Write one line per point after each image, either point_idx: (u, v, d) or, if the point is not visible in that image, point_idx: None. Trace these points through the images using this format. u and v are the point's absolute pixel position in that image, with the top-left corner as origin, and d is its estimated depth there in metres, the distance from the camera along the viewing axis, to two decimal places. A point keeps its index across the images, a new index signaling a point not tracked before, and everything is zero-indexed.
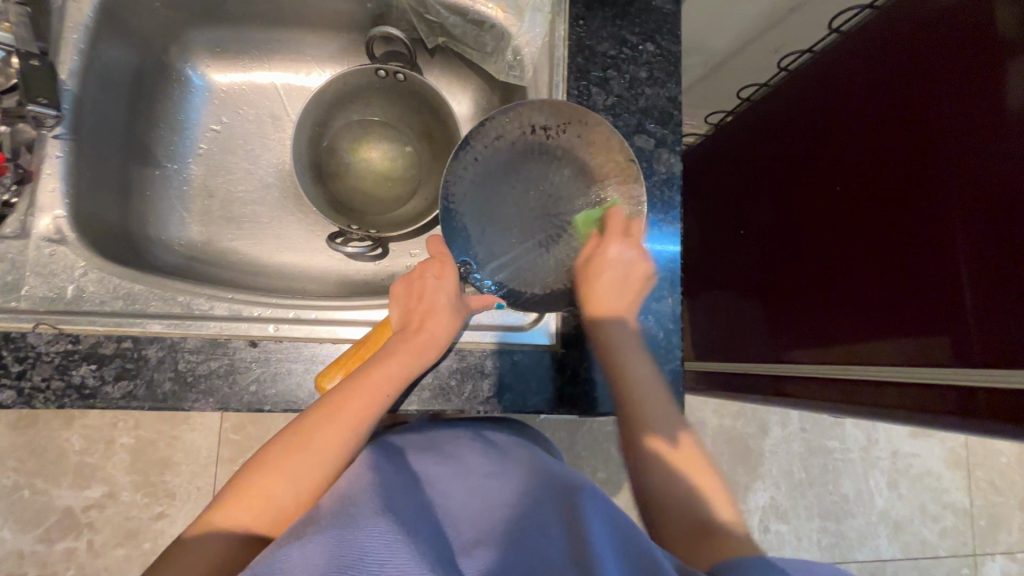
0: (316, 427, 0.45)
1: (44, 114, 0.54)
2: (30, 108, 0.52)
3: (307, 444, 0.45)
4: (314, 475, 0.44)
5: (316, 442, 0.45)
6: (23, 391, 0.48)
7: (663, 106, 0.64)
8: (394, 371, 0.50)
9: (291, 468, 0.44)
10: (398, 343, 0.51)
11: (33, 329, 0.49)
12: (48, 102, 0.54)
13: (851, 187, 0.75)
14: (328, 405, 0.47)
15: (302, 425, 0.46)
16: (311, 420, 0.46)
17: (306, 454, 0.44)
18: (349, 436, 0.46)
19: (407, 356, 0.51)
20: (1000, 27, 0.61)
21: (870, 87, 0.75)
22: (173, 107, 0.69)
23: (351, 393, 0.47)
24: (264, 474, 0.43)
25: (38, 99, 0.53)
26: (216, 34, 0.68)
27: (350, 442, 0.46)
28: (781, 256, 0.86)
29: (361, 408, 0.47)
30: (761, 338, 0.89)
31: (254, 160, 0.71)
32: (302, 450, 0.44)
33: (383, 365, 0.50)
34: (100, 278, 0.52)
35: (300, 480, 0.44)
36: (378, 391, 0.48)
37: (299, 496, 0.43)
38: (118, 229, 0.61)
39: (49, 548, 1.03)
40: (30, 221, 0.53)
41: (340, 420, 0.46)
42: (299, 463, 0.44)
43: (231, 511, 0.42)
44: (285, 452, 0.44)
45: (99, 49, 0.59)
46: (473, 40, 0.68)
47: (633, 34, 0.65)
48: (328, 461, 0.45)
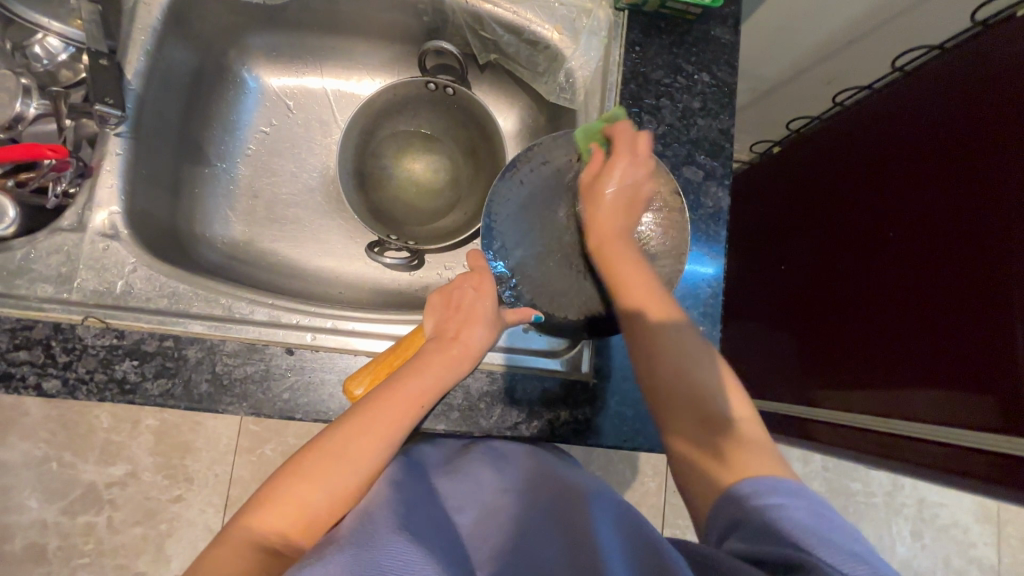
0: (349, 435, 0.44)
1: (109, 113, 0.55)
2: (98, 107, 0.54)
3: (341, 453, 0.43)
4: (348, 485, 0.43)
5: (350, 452, 0.44)
6: (68, 381, 0.49)
7: (714, 138, 0.63)
8: (430, 381, 0.48)
9: (324, 476, 0.43)
10: (433, 352, 0.49)
11: (81, 322, 0.50)
12: (114, 103, 0.55)
13: (904, 232, 0.73)
14: (361, 413, 0.45)
15: (336, 433, 0.44)
16: (344, 429, 0.44)
17: (340, 463, 0.43)
18: (382, 447, 0.45)
19: (442, 365, 0.48)
20: None
21: (930, 130, 0.72)
22: (227, 107, 0.70)
23: (384, 401, 0.46)
24: (299, 479, 0.42)
25: (105, 99, 0.54)
26: (273, 39, 0.69)
27: (382, 454, 0.45)
28: (823, 294, 0.83)
29: (395, 419, 0.45)
30: (793, 377, 0.86)
31: (300, 164, 0.72)
32: (336, 459, 0.43)
33: (417, 375, 0.47)
34: (148, 275, 0.53)
35: (333, 491, 0.43)
36: (412, 402, 0.46)
37: (333, 506, 0.43)
38: (167, 224, 0.63)
39: (71, 520, 1.06)
40: (86, 216, 0.54)
41: (373, 430, 0.44)
42: (333, 472, 0.43)
43: (265, 516, 0.41)
44: (317, 460, 0.43)
45: (163, 50, 0.61)
46: (526, 60, 0.68)
47: (689, 63, 0.64)
48: (360, 471, 0.44)
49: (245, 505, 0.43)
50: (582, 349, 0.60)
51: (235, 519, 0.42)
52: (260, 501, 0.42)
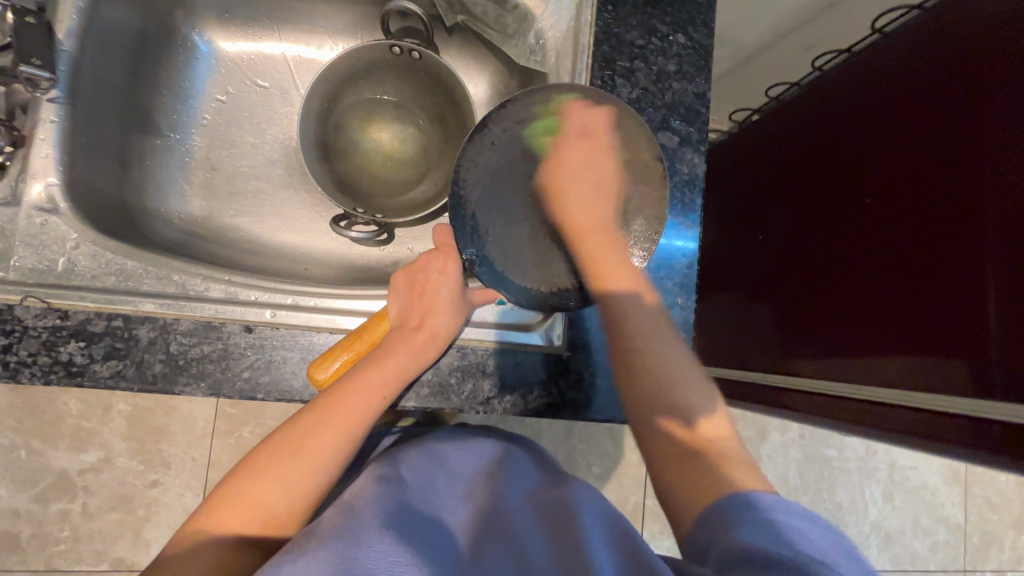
0: (311, 429, 0.43)
1: (38, 75, 0.50)
2: (22, 69, 0.49)
3: (300, 447, 0.42)
4: (307, 482, 0.42)
5: (310, 445, 0.42)
6: (9, 365, 0.46)
7: (690, 102, 0.61)
8: (394, 371, 0.47)
9: (283, 473, 0.41)
10: (394, 344, 0.49)
11: (20, 302, 0.47)
12: (42, 63, 0.51)
13: (883, 202, 0.71)
14: (321, 407, 0.44)
15: (294, 426, 0.43)
16: (302, 422, 0.43)
17: (299, 459, 0.42)
18: (344, 441, 0.44)
19: (407, 356, 0.49)
20: None
21: (905, 97, 0.71)
22: (177, 72, 0.66)
23: (346, 394, 0.45)
24: (255, 478, 0.41)
25: (31, 59, 0.50)
26: (224, 0, 0.65)
27: (346, 445, 0.44)
28: (797, 263, 0.83)
29: (358, 412, 0.45)
30: (769, 348, 0.87)
31: (260, 135, 0.68)
32: (296, 455, 0.42)
33: (380, 365, 0.47)
34: (93, 252, 0.50)
35: (292, 488, 0.41)
36: (376, 394, 0.46)
37: (293, 502, 0.41)
38: (114, 199, 0.59)
39: (43, 508, 1.04)
40: (21, 188, 0.50)
41: (331, 424, 0.43)
42: (290, 468, 0.41)
43: (219, 518, 0.39)
44: (275, 458, 0.42)
45: (99, 8, 0.56)
46: (495, 21, 0.64)
47: (664, 24, 0.61)
48: (323, 466, 0.42)
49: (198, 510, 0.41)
50: (556, 322, 0.57)
51: (188, 524, 0.40)
52: (212, 503, 0.40)
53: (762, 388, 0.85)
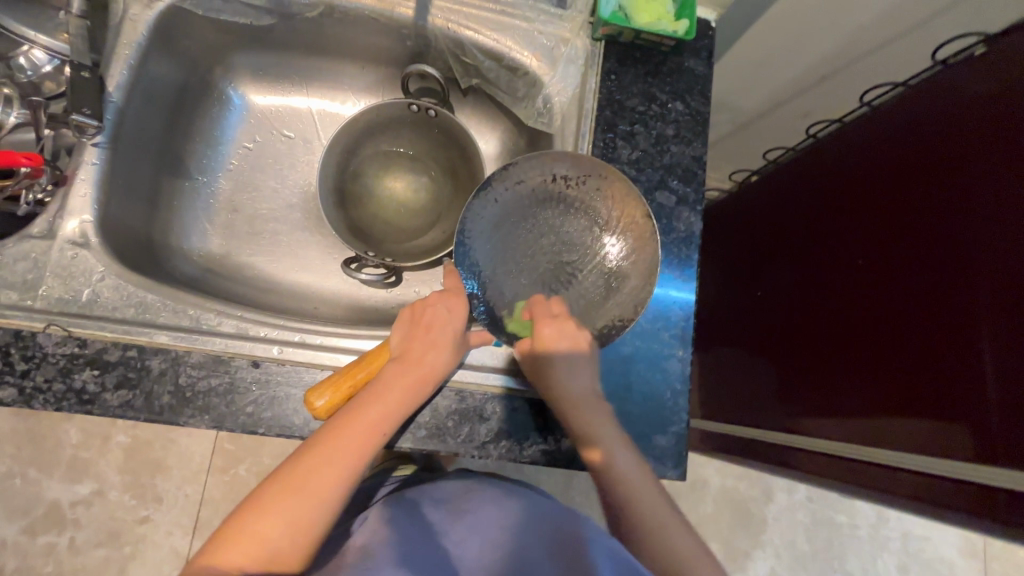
0: (314, 465, 0.44)
1: (86, 123, 0.54)
2: (72, 116, 0.53)
3: (304, 483, 0.43)
4: (309, 518, 0.43)
5: (312, 480, 0.44)
6: (25, 391, 0.48)
7: (687, 164, 0.65)
8: (393, 406, 0.49)
9: (285, 508, 0.42)
10: (391, 379, 0.49)
11: (43, 329, 0.49)
12: (92, 113, 0.54)
13: (882, 267, 0.73)
14: (322, 442, 0.45)
15: (295, 461, 0.45)
16: (303, 458, 0.45)
17: (301, 496, 0.43)
18: (345, 476, 0.45)
19: (406, 390, 0.50)
20: (1016, 117, 0.61)
21: (894, 166, 0.74)
22: (211, 122, 0.71)
23: (347, 427, 0.46)
24: (260, 514, 0.42)
25: (83, 108, 0.54)
26: (259, 59, 0.70)
27: (346, 480, 0.45)
28: (799, 320, 0.85)
29: (358, 446, 0.46)
30: (773, 404, 0.87)
31: (282, 180, 0.73)
32: (300, 490, 0.43)
33: (380, 399, 0.48)
34: (116, 284, 0.52)
35: (294, 524, 0.42)
36: (375, 428, 0.47)
37: (293, 538, 0.42)
38: (143, 236, 0.62)
39: (31, 539, 1.02)
40: (57, 224, 0.52)
41: (329, 461, 0.44)
42: (294, 503, 0.43)
43: (226, 553, 0.41)
44: (282, 493, 0.43)
45: (149, 64, 0.61)
46: (506, 85, 0.69)
47: (663, 92, 0.66)
48: (325, 501, 0.44)
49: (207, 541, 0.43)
50: None
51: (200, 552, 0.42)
52: (221, 534, 0.42)
53: (766, 445, 0.85)
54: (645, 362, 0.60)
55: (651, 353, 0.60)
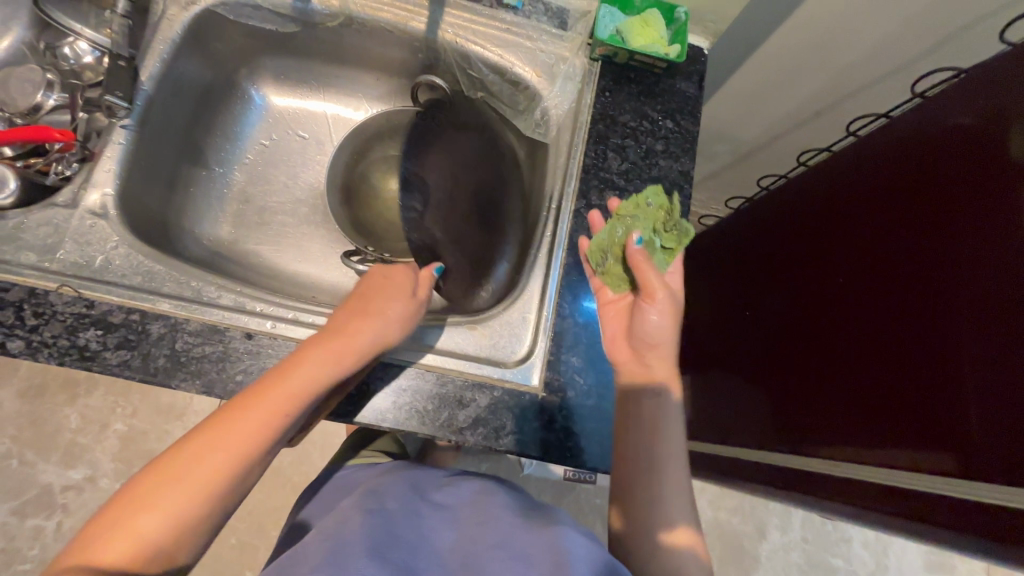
0: (208, 444, 0.44)
1: (118, 105, 0.59)
2: (106, 97, 0.58)
3: (194, 465, 0.43)
4: (191, 502, 0.42)
5: (206, 459, 0.44)
6: (32, 343, 0.50)
7: (675, 178, 0.68)
8: (304, 384, 0.49)
9: (171, 494, 0.42)
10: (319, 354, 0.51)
11: (56, 289, 0.52)
12: (123, 95, 0.60)
13: (872, 286, 0.74)
14: (222, 422, 0.46)
15: (222, 433, 0.45)
16: (228, 430, 0.45)
17: (188, 480, 0.43)
18: (241, 455, 0.45)
19: (318, 371, 0.50)
20: (996, 139, 0.62)
21: (884, 188, 0.76)
22: (233, 119, 0.76)
23: (251, 405, 0.47)
24: (145, 502, 0.41)
25: (116, 91, 0.59)
26: (282, 64, 0.76)
27: (240, 460, 0.45)
28: (793, 339, 0.85)
29: (257, 424, 0.46)
30: (769, 426, 0.87)
31: (293, 177, 0.78)
32: (188, 473, 0.43)
33: (294, 377, 0.49)
34: (128, 253, 0.56)
35: (176, 509, 0.42)
36: (278, 407, 0.47)
37: (209, 508, 0.43)
38: (160, 217, 0.66)
39: (19, 521, 1.09)
40: (81, 194, 0.57)
41: (230, 441, 0.45)
42: (180, 487, 0.42)
43: (136, 519, 0.41)
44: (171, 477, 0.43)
45: (180, 60, 0.66)
46: (508, 97, 0.74)
47: (655, 111, 0.70)
48: (213, 484, 0.43)
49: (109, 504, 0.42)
50: (534, 362, 0.61)
51: (101, 516, 0.41)
52: (132, 498, 0.41)
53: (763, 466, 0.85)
54: None
55: None
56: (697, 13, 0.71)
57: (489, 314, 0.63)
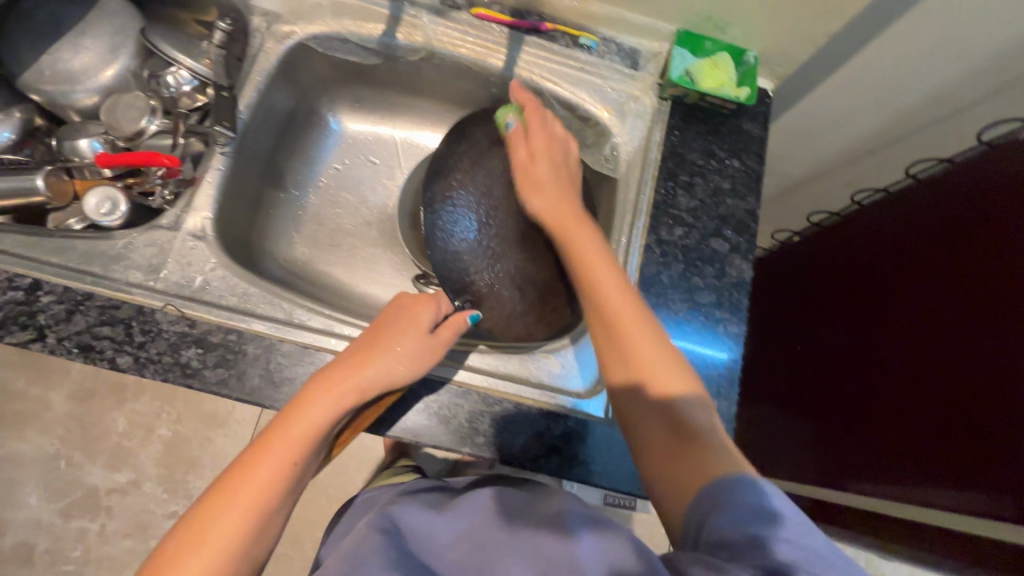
0: (225, 498, 0.46)
1: (222, 134, 0.63)
2: (216, 127, 0.62)
3: (214, 516, 0.45)
4: (218, 550, 0.44)
5: (227, 510, 0.45)
6: (139, 360, 0.53)
7: (741, 216, 0.70)
8: (310, 422, 0.49)
9: (201, 546, 0.44)
10: (326, 397, 0.50)
11: (161, 308, 0.55)
12: (228, 125, 0.63)
13: (927, 326, 0.74)
14: (238, 471, 0.47)
15: (234, 488, 0.46)
16: (244, 480, 0.46)
17: (212, 530, 0.44)
18: (259, 502, 0.46)
19: (323, 406, 0.50)
20: None
21: (941, 230, 0.77)
22: (310, 144, 0.79)
23: (264, 451, 0.48)
24: (183, 551, 0.44)
25: (223, 121, 0.63)
26: (358, 93, 0.79)
27: (256, 510, 0.46)
28: (846, 375, 0.86)
29: (270, 472, 0.47)
30: (819, 460, 0.88)
31: (363, 201, 0.81)
32: (214, 522, 0.45)
33: (300, 417, 0.49)
34: (225, 275, 0.58)
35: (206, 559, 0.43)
36: (286, 453, 0.48)
37: (243, 548, 0.45)
38: (245, 239, 0.69)
39: (65, 522, 1.11)
40: (182, 218, 0.60)
41: (250, 488, 0.46)
42: (208, 538, 0.44)
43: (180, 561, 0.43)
44: (199, 527, 0.45)
45: (271, 89, 0.70)
46: (576, 132, 0.76)
47: (722, 149, 0.72)
48: (234, 533, 0.45)
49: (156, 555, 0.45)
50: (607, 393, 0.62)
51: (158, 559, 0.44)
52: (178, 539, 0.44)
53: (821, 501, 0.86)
54: None
55: None
56: (766, 57, 0.73)
57: (531, 346, 0.66)
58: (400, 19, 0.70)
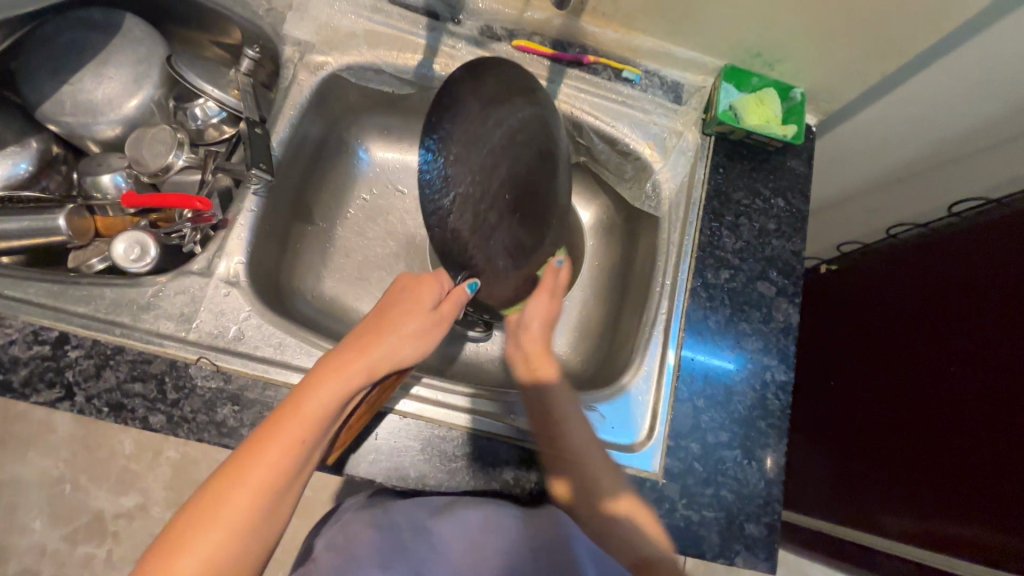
0: (223, 486, 0.42)
1: (260, 177, 0.59)
2: (253, 171, 0.58)
3: (213, 506, 0.41)
4: (220, 543, 0.40)
5: (227, 501, 0.41)
6: (173, 418, 0.51)
7: (787, 258, 0.68)
8: (314, 406, 0.45)
9: (201, 535, 0.40)
10: (335, 382, 0.46)
11: (195, 361, 0.52)
12: (266, 167, 0.59)
13: (970, 373, 0.71)
14: (238, 458, 0.43)
15: (236, 478, 0.42)
16: (247, 466, 0.42)
17: (215, 519, 0.41)
18: (261, 490, 0.42)
19: (329, 387, 0.46)
20: None
21: (982, 273, 0.74)
22: (338, 173, 0.76)
23: (268, 436, 0.44)
24: (179, 547, 0.40)
25: (259, 163, 0.59)
26: (388, 121, 0.77)
27: (257, 500, 0.42)
28: (879, 416, 0.83)
29: (274, 460, 0.43)
30: (857, 505, 0.84)
31: (392, 232, 0.78)
32: (214, 516, 0.41)
33: (301, 402, 0.45)
34: (259, 324, 0.55)
35: (205, 553, 0.40)
36: (290, 441, 0.44)
37: (243, 536, 0.41)
38: (275, 278, 0.66)
39: (70, 548, 1.07)
40: (214, 263, 0.57)
41: (254, 473, 0.42)
42: (208, 528, 0.40)
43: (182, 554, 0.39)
44: (200, 515, 0.41)
45: (304, 122, 0.67)
46: (614, 165, 0.74)
47: (767, 188, 0.70)
48: (235, 524, 0.41)
49: (161, 535, 0.41)
50: (656, 448, 0.60)
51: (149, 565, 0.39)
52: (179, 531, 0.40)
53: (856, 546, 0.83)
54: (740, 448, 0.61)
55: (747, 440, 0.62)
56: (814, 93, 0.71)
57: None
58: (437, 49, 0.67)
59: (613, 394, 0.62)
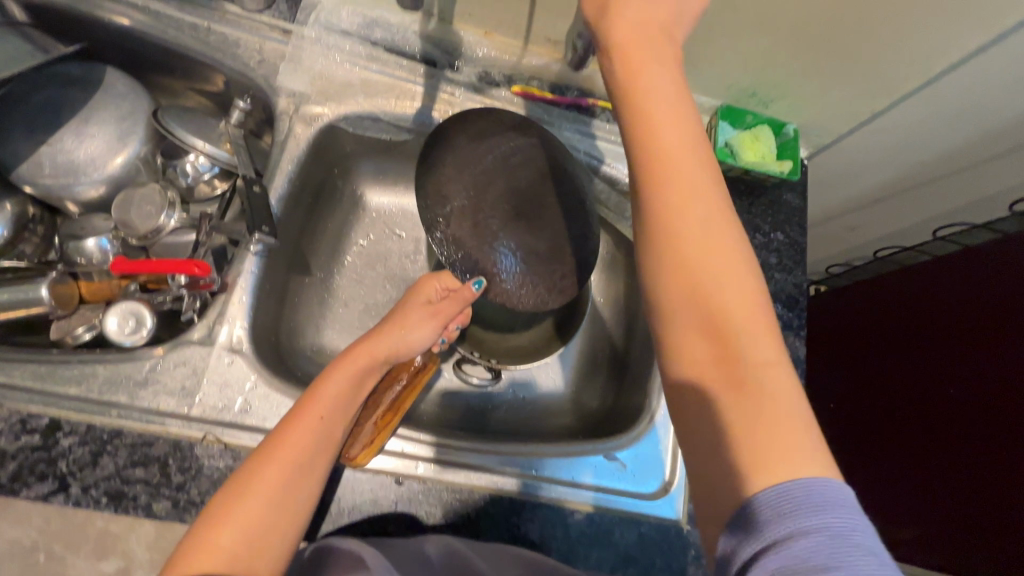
0: (255, 468, 0.45)
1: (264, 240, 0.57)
2: (256, 235, 0.56)
3: (248, 482, 0.44)
4: (257, 515, 0.43)
5: (260, 477, 0.45)
6: (179, 504, 0.47)
7: (790, 291, 0.69)
8: (333, 388, 0.51)
9: (236, 513, 0.43)
10: (350, 372, 0.53)
11: (201, 440, 0.49)
12: (268, 230, 0.57)
13: (967, 406, 0.72)
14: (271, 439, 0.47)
15: (270, 455, 0.46)
16: (281, 440, 0.47)
17: (252, 491, 0.44)
18: (293, 463, 0.46)
19: (345, 371, 0.53)
20: None
21: (967, 306, 0.75)
22: (334, 221, 0.74)
23: (296, 415, 0.49)
24: (218, 525, 0.42)
25: (262, 227, 0.56)
26: (385, 166, 0.75)
27: (290, 472, 0.46)
28: (883, 443, 0.85)
29: (302, 434, 0.48)
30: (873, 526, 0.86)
31: (392, 279, 0.75)
32: (246, 496, 0.44)
33: (322, 386, 0.51)
34: (267, 394, 0.53)
35: (245, 524, 0.42)
36: (314, 417, 0.49)
37: (278, 507, 0.44)
38: (274, 336, 0.63)
39: None
40: (214, 330, 0.54)
41: (284, 445, 0.46)
42: (244, 507, 0.43)
43: (217, 535, 0.42)
44: (234, 496, 0.44)
45: (301, 175, 0.65)
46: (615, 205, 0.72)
47: (766, 223, 0.71)
48: (268, 496, 0.44)
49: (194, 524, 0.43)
50: (677, 495, 0.60)
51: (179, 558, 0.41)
52: (209, 520, 0.42)
53: None
54: None
55: None
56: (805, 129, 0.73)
57: (574, 446, 0.61)
58: (435, 96, 0.66)
59: (633, 441, 0.61)
